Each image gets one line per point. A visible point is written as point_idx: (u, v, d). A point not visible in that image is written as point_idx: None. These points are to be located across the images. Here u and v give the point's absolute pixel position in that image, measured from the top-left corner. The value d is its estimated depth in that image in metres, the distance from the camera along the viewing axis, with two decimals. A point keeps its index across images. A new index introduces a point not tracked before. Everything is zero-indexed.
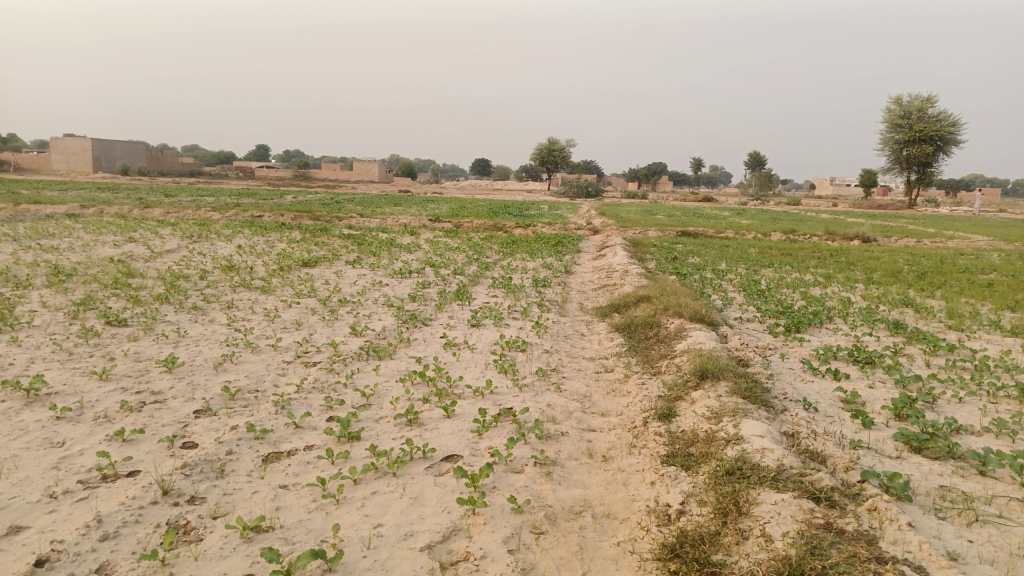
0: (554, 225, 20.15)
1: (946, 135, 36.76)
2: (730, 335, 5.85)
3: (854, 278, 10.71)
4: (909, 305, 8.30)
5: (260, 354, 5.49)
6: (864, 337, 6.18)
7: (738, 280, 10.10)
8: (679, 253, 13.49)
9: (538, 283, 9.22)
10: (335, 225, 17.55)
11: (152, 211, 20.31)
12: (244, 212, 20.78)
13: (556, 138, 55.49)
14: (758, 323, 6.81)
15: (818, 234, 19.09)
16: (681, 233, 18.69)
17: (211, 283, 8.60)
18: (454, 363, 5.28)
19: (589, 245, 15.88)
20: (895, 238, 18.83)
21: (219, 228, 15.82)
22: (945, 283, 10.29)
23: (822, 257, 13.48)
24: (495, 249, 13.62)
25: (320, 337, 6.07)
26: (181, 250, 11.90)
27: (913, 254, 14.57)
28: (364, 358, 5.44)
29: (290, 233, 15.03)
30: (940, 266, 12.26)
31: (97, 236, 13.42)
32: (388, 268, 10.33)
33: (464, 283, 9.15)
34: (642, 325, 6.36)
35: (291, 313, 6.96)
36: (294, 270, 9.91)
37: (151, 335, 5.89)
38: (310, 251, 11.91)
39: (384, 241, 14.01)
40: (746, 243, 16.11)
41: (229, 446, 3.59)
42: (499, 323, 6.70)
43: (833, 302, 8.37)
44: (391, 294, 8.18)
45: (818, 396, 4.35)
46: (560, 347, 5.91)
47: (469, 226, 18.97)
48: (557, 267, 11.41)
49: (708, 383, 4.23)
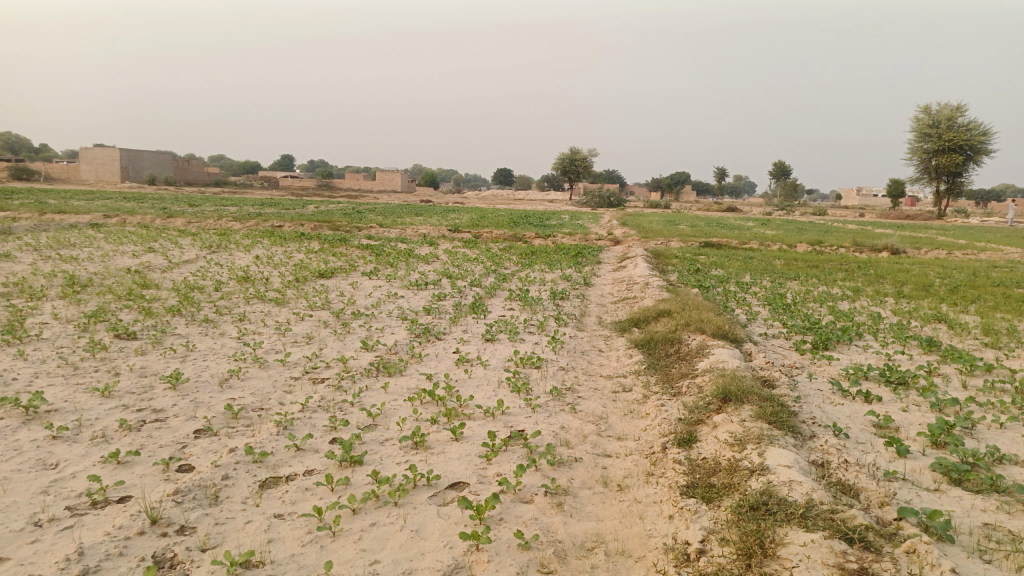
0: (575, 236, 19.95)
1: (976, 144, 36.05)
2: (755, 353, 5.61)
3: (883, 292, 10.37)
4: (942, 321, 7.98)
5: (267, 369, 5.35)
6: (896, 355, 5.90)
7: (763, 293, 9.83)
8: (702, 265, 13.21)
9: (557, 296, 9.03)
10: (354, 235, 17.48)
11: (174, 221, 20.47)
12: (265, 222, 20.88)
13: (579, 148, 55.41)
14: (784, 340, 6.55)
15: (846, 245, 18.67)
16: (705, 243, 18.40)
17: (225, 294, 8.52)
18: (466, 380, 5.10)
19: (610, 256, 15.65)
20: (925, 249, 18.36)
21: (239, 238, 15.84)
22: (979, 298, 9.91)
23: (850, 270, 13.13)
24: (514, 260, 13.46)
25: (331, 351, 5.93)
26: (199, 260, 11.89)
27: (945, 266, 14.14)
28: (373, 374, 5.28)
29: (309, 244, 15.00)
30: (973, 280, 11.86)
31: (118, 246, 13.46)
32: (405, 280, 10.20)
33: (481, 296, 8.99)
34: (663, 341, 6.13)
35: (302, 326, 6.84)
36: (310, 281, 9.81)
37: (159, 349, 5.79)
38: (327, 262, 11.82)
39: (403, 251, 13.92)
40: (770, 255, 15.78)
41: (225, 471, 3.44)
42: (514, 338, 6.51)
43: (862, 317, 8.06)
44: (406, 306, 8.03)
45: (848, 421, 4.09)
46: (577, 364, 5.70)
47: (488, 236, 18.82)
48: (577, 279, 11.20)
49: (731, 406, 4.00)
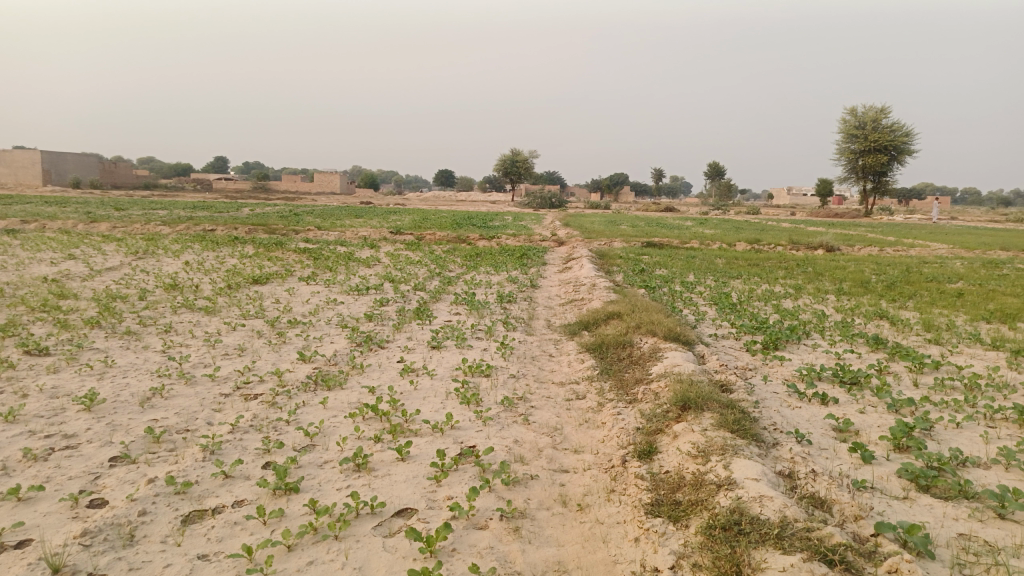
0: (518, 236, 19.77)
1: (900, 145, 37.43)
2: (708, 355, 5.48)
3: (824, 289, 10.49)
4: (884, 317, 8.06)
5: (195, 386, 4.95)
6: (845, 354, 5.87)
7: (708, 292, 9.81)
8: (646, 265, 13.18)
9: (503, 299, 8.81)
10: (291, 239, 16.89)
11: (98, 226, 19.46)
12: (196, 226, 20.05)
13: (520, 149, 55.45)
14: (734, 340, 6.46)
15: (783, 243, 18.99)
16: (647, 243, 18.48)
17: (150, 303, 7.99)
18: (411, 392, 4.81)
19: (554, 257, 15.53)
20: (859, 246, 18.85)
21: (168, 242, 15.10)
22: (916, 294, 10.09)
23: (790, 268, 13.31)
24: (458, 262, 13.18)
25: (265, 364, 5.55)
26: (123, 268, 11.21)
27: (878, 263, 14.48)
28: (311, 389, 4.94)
29: (244, 248, 14.39)
30: (907, 275, 12.14)
31: (35, 253, 12.62)
32: (344, 284, 9.81)
33: (425, 300, 8.69)
34: (615, 344, 5.96)
35: (234, 337, 6.42)
36: (243, 287, 9.33)
37: (73, 366, 5.30)
38: (262, 267, 11.31)
39: (342, 255, 13.48)
40: (712, 253, 15.89)
41: (143, 506, 3.07)
42: (461, 344, 6.24)
43: (807, 315, 8.08)
44: (345, 313, 7.67)
45: (809, 426, 3.97)
46: (527, 371, 5.47)
47: (431, 238, 18.45)
48: (522, 281, 10.99)
49: (691, 414, 3.83)
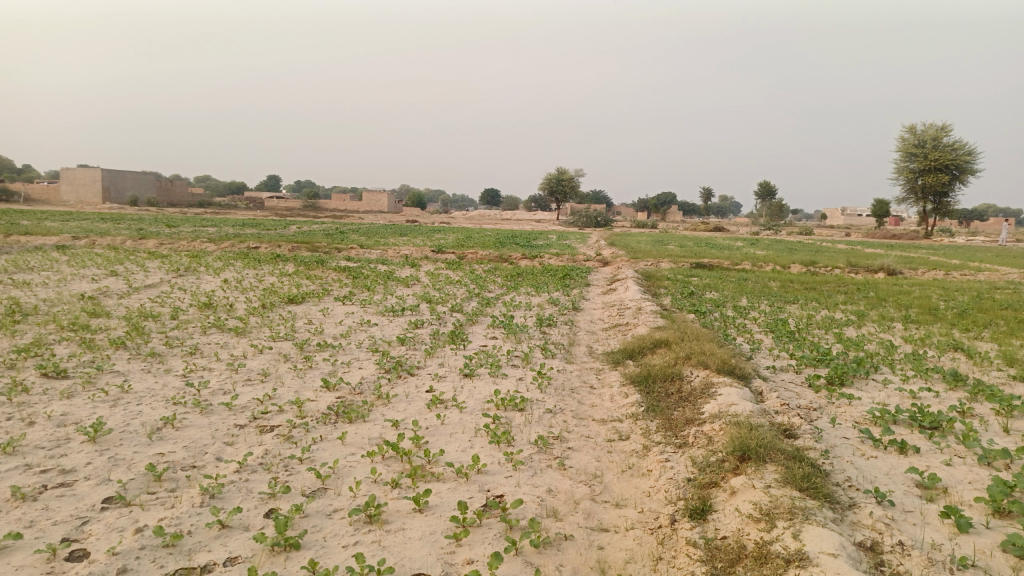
0: (561, 256, 19.35)
1: (962, 164, 35.91)
2: (767, 393, 4.96)
3: (889, 317, 9.78)
4: (958, 349, 7.36)
5: (209, 416, 4.64)
6: (921, 393, 5.26)
7: (763, 318, 9.21)
8: (695, 287, 12.61)
9: (544, 322, 8.38)
10: (333, 257, 16.78)
11: (146, 242, 19.69)
12: (242, 243, 20.16)
13: (566, 168, 55.39)
14: (794, 374, 5.90)
15: (840, 266, 18.13)
16: (696, 264, 17.83)
17: (180, 323, 7.79)
18: (437, 428, 4.40)
19: (599, 278, 15.04)
20: (921, 270, 17.87)
21: (211, 260, 15.09)
22: (991, 323, 9.31)
23: (849, 292, 12.57)
24: (499, 283, 12.80)
25: (286, 392, 5.22)
26: (162, 285, 11.13)
27: (945, 288, 13.60)
28: (331, 421, 4.57)
29: (285, 266, 14.29)
30: (979, 303, 11.30)
31: (79, 270, 12.67)
32: (380, 305, 9.51)
33: (461, 323, 8.33)
34: (662, 377, 5.47)
35: (259, 361, 6.12)
36: (277, 307, 9.10)
37: (88, 391, 5.05)
38: (299, 286, 11.11)
39: (381, 274, 13.22)
40: (764, 276, 15.22)
41: (125, 561, 2.72)
42: (496, 373, 5.83)
43: (873, 346, 7.44)
44: (378, 336, 7.34)
45: (888, 482, 3.43)
46: (566, 405, 5.02)
47: (473, 257, 18.13)
48: (564, 303, 10.56)
49: (750, 466, 3.33)
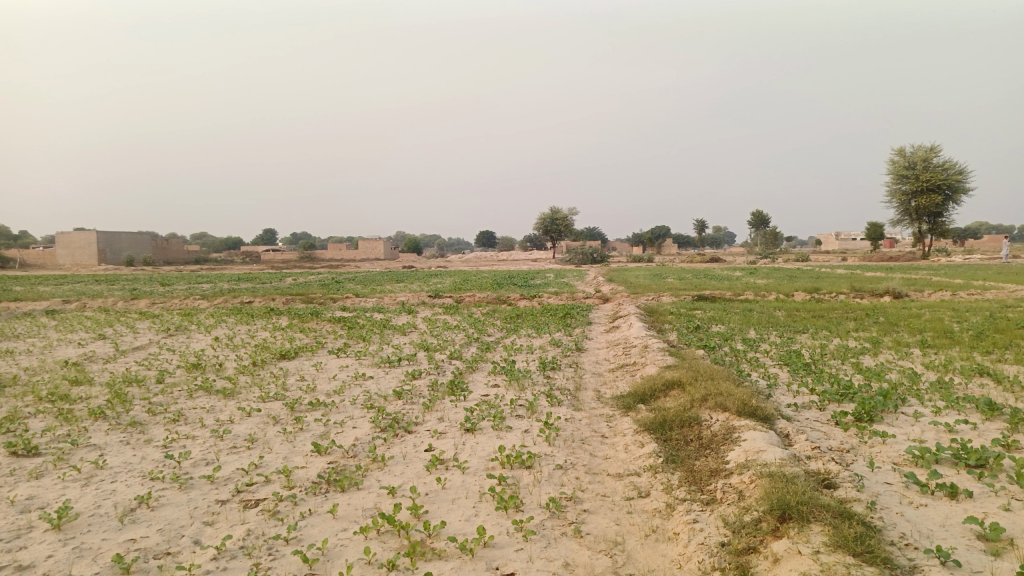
0: (560, 295, 19.01)
1: (955, 183, 35.92)
2: (795, 435, 4.58)
3: (904, 342, 9.41)
4: (984, 374, 6.98)
5: (188, 492, 4.25)
6: (958, 427, 4.87)
7: (774, 350, 8.84)
8: (700, 321, 12.26)
9: (547, 366, 8.01)
10: (328, 308, 16.42)
11: (138, 302, 19.36)
12: (235, 298, 19.84)
13: (560, 207, 55.62)
14: (818, 411, 5.51)
15: (844, 291, 17.80)
16: (697, 297, 17.52)
17: (165, 387, 7.40)
18: (438, 494, 4.02)
19: (600, 316, 14.71)
20: (927, 291, 17.54)
21: (203, 317, 14.74)
22: (1011, 344, 8.94)
23: (858, 318, 12.23)
24: (498, 326, 12.45)
25: (274, 460, 4.82)
26: (150, 346, 10.76)
27: (955, 309, 13.25)
28: (322, 491, 4.18)
29: (278, 320, 13.94)
30: (994, 323, 10.93)
31: (66, 335, 12.31)
32: (376, 356, 9.14)
33: (461, 371, 7.95)
34: (679, 422, 5.09)
35: (246, 425, 5.73)
36: (268, 364, 8.73)
37: (59, 469, 4.66)
38: (292, 340, 10.75)
39: (377, 323, 12.87)
40: (769, 306, 14.90)
41: None
42: (500, 425, 5.45)
43: (895, 375, 7.06)
44: (373, 390, 6.96)
45: (947, 536, 3.04)
46: (577, 460, 4.63)
47: (470, 301, 17.80)
48: (567, 344, 10.19)
49: (792, 527, 2.95)
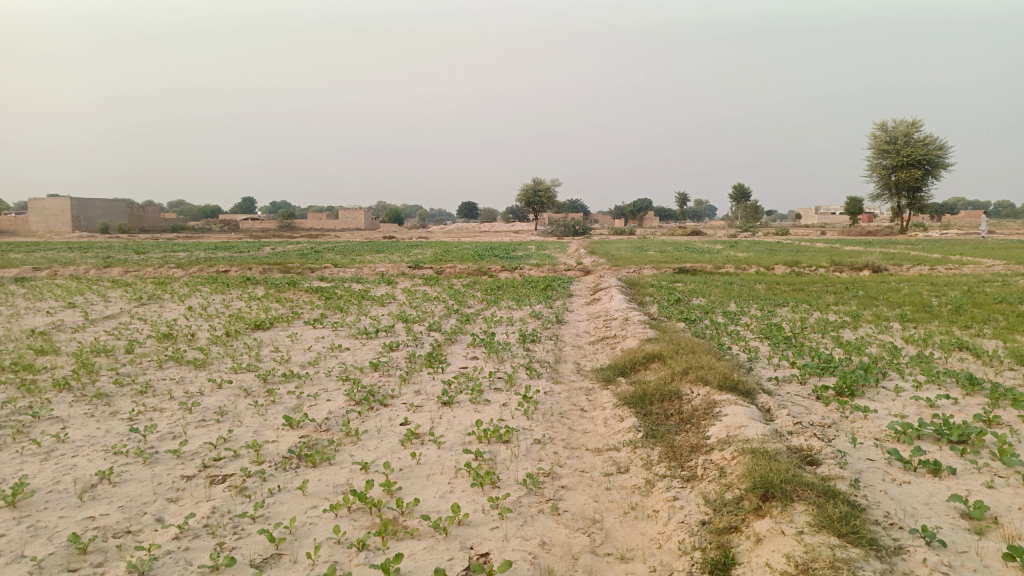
0: (542, 267, 18.89)
1: (935, 159, 36.07)
2: (776, 411, 4.51)
3: (884, 316, 9.40)
4: (964, 349, 6.97)
5: (152, 468, 4.10)
6: (939, 402, 4.83)
7: (755, 323, 8.80)
8: (681, 294, 12.19)
9: (526, 338, 7.90)
10: (306, 278, 16.18)
11: (111, 270, 18.98)
12: (212, 267, 19.50)
13: (543, 179, 55.34)
14: (800, 386, 5.45)
15: (825, 264, 17.84)
16: (678, 270, 17.49)
17: (135, 358, 7.20)
18: (412, 469, 3.90)
19: (581, 288, 14.63)
20: (906, 265, 17.62)
21: (178, 286, 14.45)
22: (989, 318, 8.96)
23: (838, 292, 12.24)
24: (478, 297, 12.30)
25: (244, 434, 4.67)
26: (121, 315, 10.50)
27: (934, 284, 13.29)
28: (292, 466, 4.05)
29: (254, 289, 13.70)
30: (972, 298, 10.97)
31: (34, 303, 12.00)
32: (353, 327, 8.98)
33: (439, 343, 7.83)
34: (659, 396, 5.01)
35: (216, 397, 5.57)
36: (242, 335, 8.54)
37: (18, 443, 4.48)
38: (268, 310, 10.54)
39: (355, 294, 12.68)
40: (750, 279, 14.88)
41: None
42: (478, 399, 5.34)
43: (876, 349, 7.03)
44: (349, 362, 6.82)
45: (932, 514, 2.97)
46: (556, 434, 4.53)
47: (450, 272, 17.62)
48: (548, 316, 10.09)
49: (776, 506, 2.87)
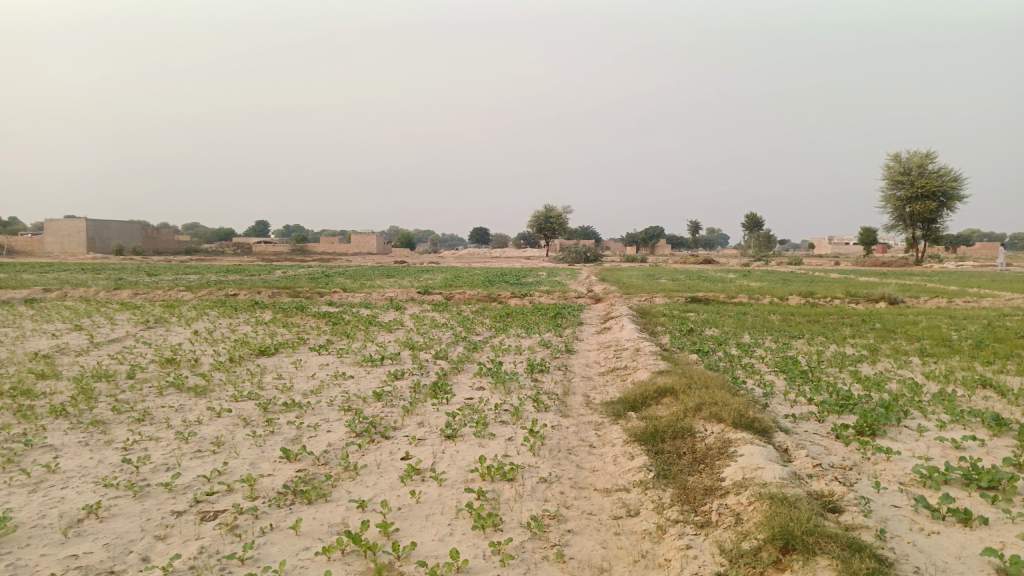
0: (552, 294, 18.73)
1: (949, 190, 35.79)
2: (794, 451, 4.30)
3: (902, 350, 9.15)
4: (988, 386, 6.73)
5: (142, 502, 3.94)
6: (966, 444, 4.61)
7: (769, 356, 8.58)
8: (694, 324, 11.98)
9: (535, 369, 7.72)
10: (314, 302, 16.09)
11: (121, 293, 18.98)
12: (221, 290, 19.48)
13: (554, 206, 55.39)
14: (818, 424, 5.24)
15: (839, 296, 17.57)
16: (690, 299, 17.27)
17: (136, 384, 7.08)
18: (411, 509, 3.72)
19: (591, 316, 14.46)
20: (923, 297, 17.33)
21: (185, 310, 14.40)
22: (1012, 354, 8.69)
23: (855, 324, 11.99)
24: (487, 324, 12.14)
25: (240, 466, 4.52)
26: (126, 339, 10.41)
27: (953, 317, 13.01)
28: (286, 503, 3.87)
29: (262, 314, 13.60)
30: (993, 332, 10.69)
31: (41, 325, 11.96)
32: (358, 354, 8.83)
33: (445, 372, 7.66)
34: (671, 433, 4.81)
35: (214, 427, 5.42)
36: (246, 360, 8.41)
37: (7, 473, 4.34)
38: (274, 335, 10.43)
39: (363, 319, 12.56)
40: (764, 309, 14.65)
41: None
42: (483, 432, 5.16)
43: (896, 385, 6.79)
44: (352, 391, 6.66)
45: (966, 570, 2.76)
46: (563, 472, 4.34)
47: (460, 298, 17.50)
48: (557, 345, 9.92)
49: (797, 560, 2.67)
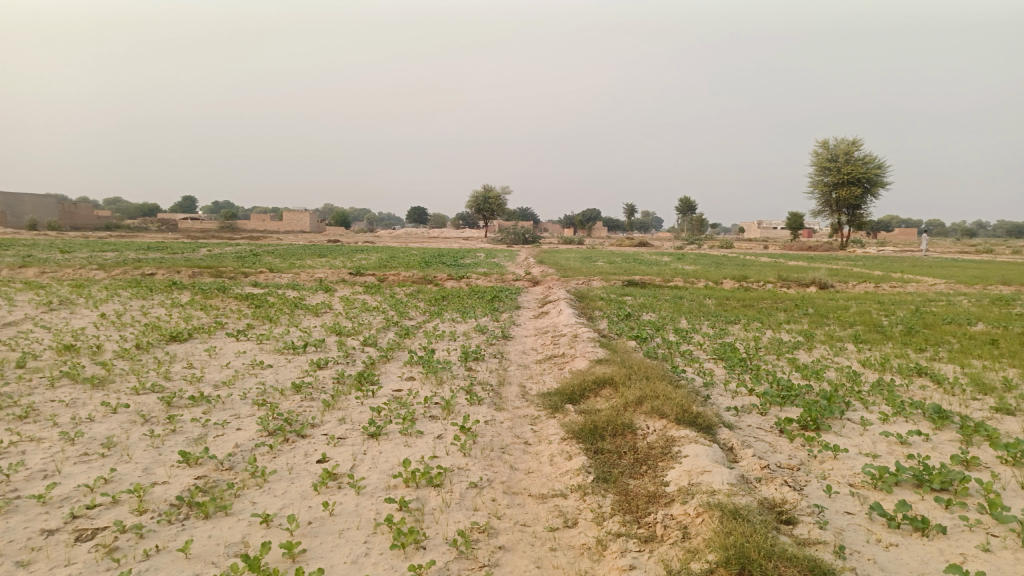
0: (489, 276, 18.33)
1: (874, 178, 36.89)
2: (740, 450, 4.05)
3: (836, 336, 9.13)
4: (923, 374, 6.69)
5: (6, 519, 3.38)
6: (911, 439, 4.46)
7: (708, 343, 8.43)
8: (631, 308, 11.80)
9: (469, 356, 7.34)
10: (238, 283, 15.26)
11: (26, 271, 17.65)
12: (138, 269, 18.35)
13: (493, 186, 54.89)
14: (761, 417, 5.03)
15: (772, 280, 17.77)
16: (627, 282, 17.14)
17: (24, 374, 6.36)
18: (323, 523, 3.30)
19: (528, 299, 14.15)
20: (851, 282, 17.68)
21: (96, 290, 13.41)
22: (942, 341, 8.77)
23: (789, 309, 12.03)
24: (421, 308, 11.67)
25: (131, 472, 3.99)
26: (24, 323, 9.52)
27: (881, 302, 13.22)
28: (179, 518, 3.39)
29: (180, 295, 12.76)
30: (921, 318, 10.85)
31: None
32: (280, 340, 8.26)
33: (372, 360, 7.20)
34: (611, 429, 4.51)
35: (107, 425, 4.84)
36: (155, 348, 7.73)
37: None
38: (190, 319, 9.71)
39: (290, 302, 11.90)
40: (700, 293, 14.62)
41: None
42: (409, 430, 4.74)
43: (835, 374, 6.68)
44: (269, 382, 6.14)
45: None
46: (495, 475, 3.98)
47: (394, 280, 16.93)
48: (493, 330, 9.55)
49: None
